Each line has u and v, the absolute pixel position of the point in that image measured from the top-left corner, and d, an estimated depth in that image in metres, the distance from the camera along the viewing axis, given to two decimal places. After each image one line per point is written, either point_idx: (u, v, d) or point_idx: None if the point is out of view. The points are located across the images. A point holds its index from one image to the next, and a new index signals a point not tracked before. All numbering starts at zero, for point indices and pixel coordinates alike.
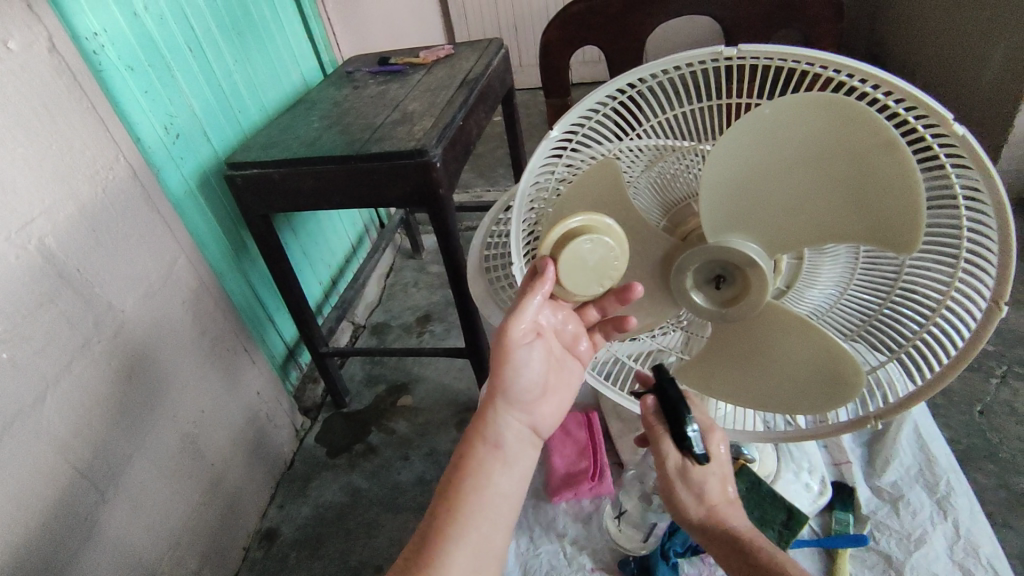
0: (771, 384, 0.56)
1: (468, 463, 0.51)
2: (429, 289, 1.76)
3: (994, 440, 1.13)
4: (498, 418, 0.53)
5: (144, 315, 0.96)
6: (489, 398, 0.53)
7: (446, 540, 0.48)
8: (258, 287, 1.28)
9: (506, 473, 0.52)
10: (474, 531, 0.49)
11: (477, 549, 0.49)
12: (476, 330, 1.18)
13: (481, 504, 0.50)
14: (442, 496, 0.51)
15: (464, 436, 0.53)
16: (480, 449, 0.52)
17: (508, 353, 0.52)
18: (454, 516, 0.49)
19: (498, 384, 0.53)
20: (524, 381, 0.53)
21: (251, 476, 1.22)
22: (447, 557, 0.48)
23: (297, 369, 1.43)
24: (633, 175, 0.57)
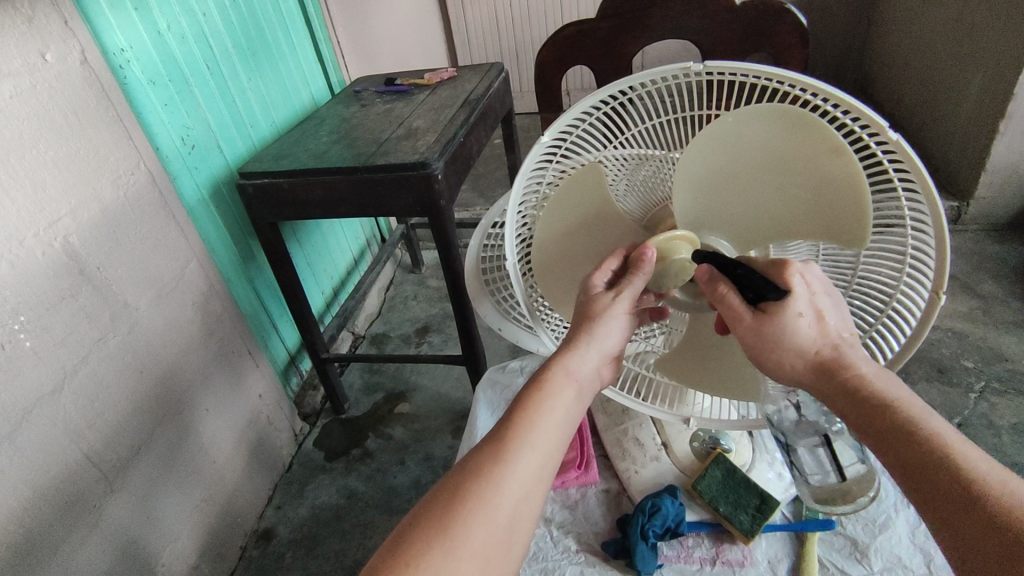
0: (741, 370, 0.63)
1: (544, 388, 0.55)
2: (428, 301, 1.81)
3: None
4: (576, 355, 0.57)
5: (156, 313, 1.00)
6: (572, 340, 0.58)
7: (518, 444, 0.51)
8: (263, 293, 1.32)
9: (572, 407, 0.56)
10: (541, 443, 0.52)
11: (541, 462, 0.51)
12: (473, 337, 1.22)
13: (545, 422, 0.53)
14: (516, 412, 0.54)
15: (541, 364, 0.58)
16: (558, 376, 0.56)
17: (592, 317, 0.57)
18: (524, 430, 0.52)
19: (588, 331, 0.57)
20: (605, 342, 0.58)
21: (250, 477, 1.25)
22: (514, 460, 0.50)
23: (298, 375, 1.47)
24: (617, 180, 0.63)
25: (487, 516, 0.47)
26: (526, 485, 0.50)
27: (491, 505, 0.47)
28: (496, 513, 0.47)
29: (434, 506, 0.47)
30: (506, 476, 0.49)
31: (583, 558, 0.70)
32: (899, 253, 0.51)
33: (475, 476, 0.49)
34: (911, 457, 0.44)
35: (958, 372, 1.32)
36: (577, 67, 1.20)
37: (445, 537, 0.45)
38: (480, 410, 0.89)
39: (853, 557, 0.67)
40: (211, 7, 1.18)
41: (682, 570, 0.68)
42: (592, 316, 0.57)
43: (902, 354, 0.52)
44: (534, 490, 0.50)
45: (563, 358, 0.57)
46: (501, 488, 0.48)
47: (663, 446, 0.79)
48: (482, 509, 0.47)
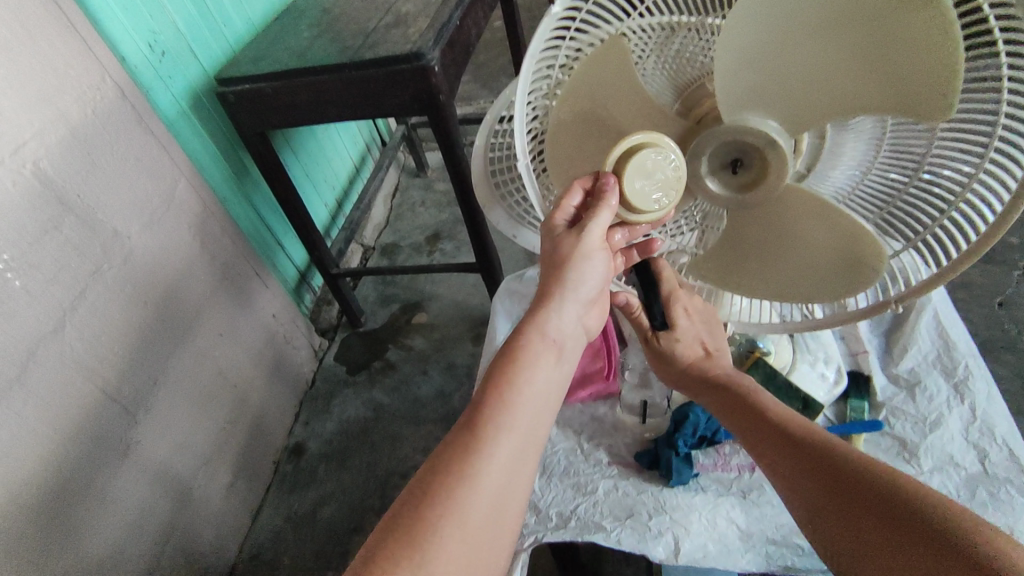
0: (792, 274, 0.56)
1: (521, 355, 0.51)
2: (437, 207, 1.73)
3: (1013, 331, 1.12)
4: (557, 309, 0.54)
5: (151, 241, 0.95)
6: (546, 294, 0.54)
7: (496, 423, 0.47)
8: (263, 210, 1.26)
9: (554, 368, 0.52)
10: (524, 415, 0.48)
11: (522, 444, 0.47)
12: (487, 244, 1.16)
13: (527, 393, 0.49)
14: (491, 384, 0.50)
15: (512, 330, 0.54)
16: (534, 339, 0.53)
17: (571, 260, 0.53)
18: (502, 407, 0.48)
19: (561, 281, 0.53)
20: (589, 280, 0.54)
21: (275, 396, 1.26)
22: (494, 437, 0.46)
23: (310, 292, 1.44)
24: (643, 58, 0.53)
25: (465, 509, 0.43)
26: (511, 460, 0.46)
27: (468, 498, 0.43)
28: (474, 506, 0.43)
29: (417, 486, 0.44)
30: (484, 460, 0.45)
31: (616, 470, 0.68)
32: (989, 128, 0.44)
33: (450, 465, 0.44)
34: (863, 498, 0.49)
35: (1002, 248, 1.25)
36: None
37: (420, 537, 0.41)
38: (499, 322, 0.84)
39: (902, 457, 0.63)
40: None
41: (720, 477, 0.66)
42: (571, 259, 0.52)
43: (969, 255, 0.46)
44: (520, 463, 0.47)
45: (536, 318, 0.53)
46: (483, 468, 0.44)
47: None
48: (460, 502, 0.43)
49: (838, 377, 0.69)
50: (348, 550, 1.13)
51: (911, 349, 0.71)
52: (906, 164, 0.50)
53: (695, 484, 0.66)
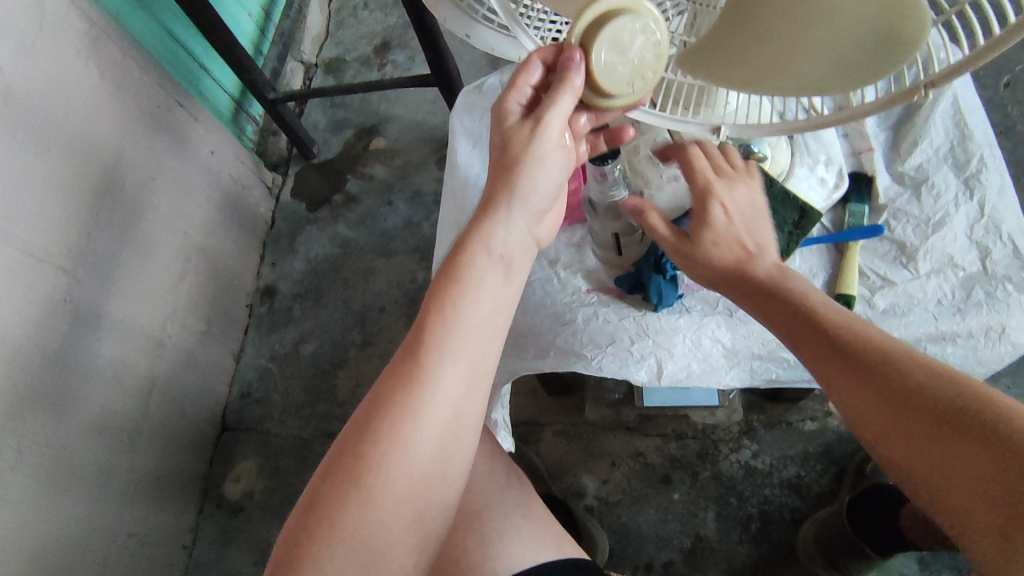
0: (813, 57, 0.46)
1: (462, 277, 0.49)
2: (383, 8, 1.49)
3: (1014, 114, 1.05)
4: (497, 223, 0.51)
5: (38, 75, 0.78)
6: (492, 202, 0.52)
7: (435, 355, 0.46)
8: (172, 25, 1.05)
9: (500, 289, 0.51)
10: (464, 350, 0.47)
11: (467, 373, 0.47)
12: (442, 51, 1.01)
13: (463, 327, 0.48)
14: (429, 311, 0.48)
15: (455, 243, 0.51)
16: (477, 257, 0.50)
17: (518, 167, 0.51)
18: (440, 338, 0.47)
19: (510, 187, 0.51)
20: (543, 181, 0.53)
21: (234, 240, 1.18)
22: (432, 377, 0.46)
23: (250, 123, 1.28)
24: None
25: (407, 445, 0.44)
26: (456, 395, 0.46)
27: (408, 435, 0.44)
28: (417, 441, 0.45)
29: (357, 422, 0.45)
30: (424, 394, 0.45)
31: (596, 298, 0.65)
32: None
33: (390, 400, 0.45)
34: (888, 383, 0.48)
35: None
36: None
37: (361, 474, 0.43)
38: (460, 142, 0.73)
39: (898, 263, 0.61)
40: None
41: (704, 296, 0.65)
42: (517, 163, 0.51)
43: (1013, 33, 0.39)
44: (466, 396, 0.47)
45: (478, 233, 0.51)
46: (420, 412, 0.45)
47: None
48: (400, 440, 0.44)
49: (839, 180, 0.63)
50: (335, 382, 1.16)
51: (921, 140, 0.64)
52: None
53: (680, 305, 0.64)
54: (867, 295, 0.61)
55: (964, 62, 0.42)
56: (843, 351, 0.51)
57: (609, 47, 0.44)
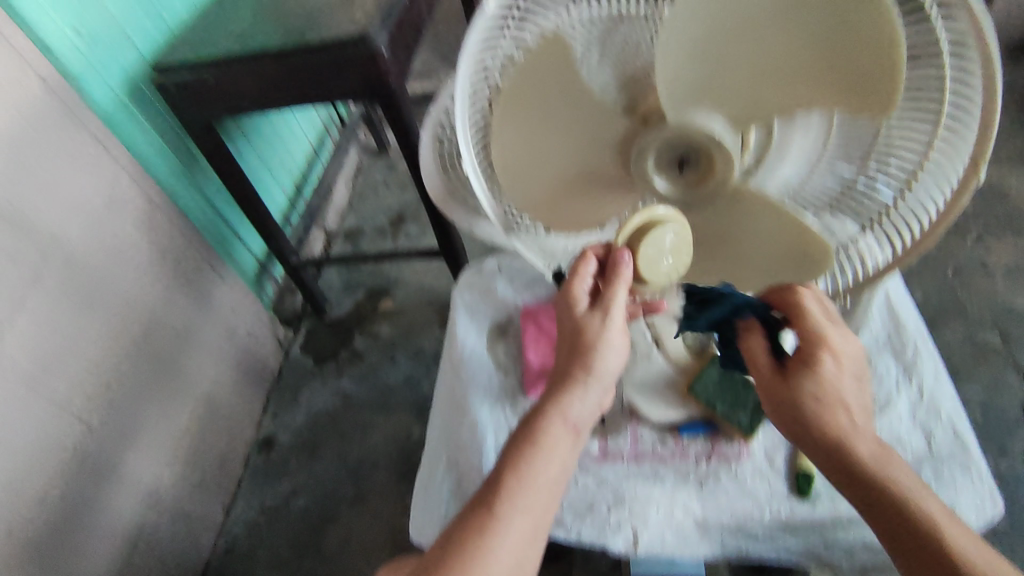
0: (745, 268, 0.57)
1: (539, 441, 0.54)
2: (401, 187, 1.70)
3: (965, 297, 1.15)
4: (572, 395, 0.55)
5: (93, 242, 0.90)
6: (567, 377, 0.56)
7: (509, 508, 0.50)
8: (216, 201, 1.21)
9: (568, 455, 0.55)
10: (533, 509, 0.51)
11: (533, 529, 0.50)
12: (449, 230, 1.15)
13: (536, 484, 0.52)
14: (507, 466, 0.53)
15: (534, 410, 0.56)
16: (553, 425, 0.54)
17: (591, 348, 0.55)
18: (513, 493, 0.51)
19: (587, 367, 0.55)
20: (613, 360, 0.56)
21: (240, 390, 1.24)
22: (500, 528, 0.49)
23: (272, 283, 1.41)
24: (586, 52, 0.50)
25: None
26: (520, 548, 0.49)
27: None
28: None
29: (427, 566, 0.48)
30: (493, 543, 0.48)
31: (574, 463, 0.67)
32: (936, 99, 0.44)
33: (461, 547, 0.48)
34: (906, 536, 0.47)
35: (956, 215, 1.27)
36: None
37: None
38: (459, 314, 0.81)
39: None
40: None
41: (678, 466, 0.66)
42: (586, 346, 0.55)
43: (935, 229, 0.47)
44: (527, 552, 0.50)
45: (558, 404, 0.55)
46: (488, 561, 0.48)
47: (654, 342, 0.73)
48: None
49: None
50: (322, 539, 1.14)
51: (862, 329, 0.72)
52: (855, 162, 0.50)
53: (653, 474, 0.66)
54: (826, 471, 0.63)
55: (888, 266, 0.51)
56: (881, 512, 0.48)
57: (651, 246, 0.51)
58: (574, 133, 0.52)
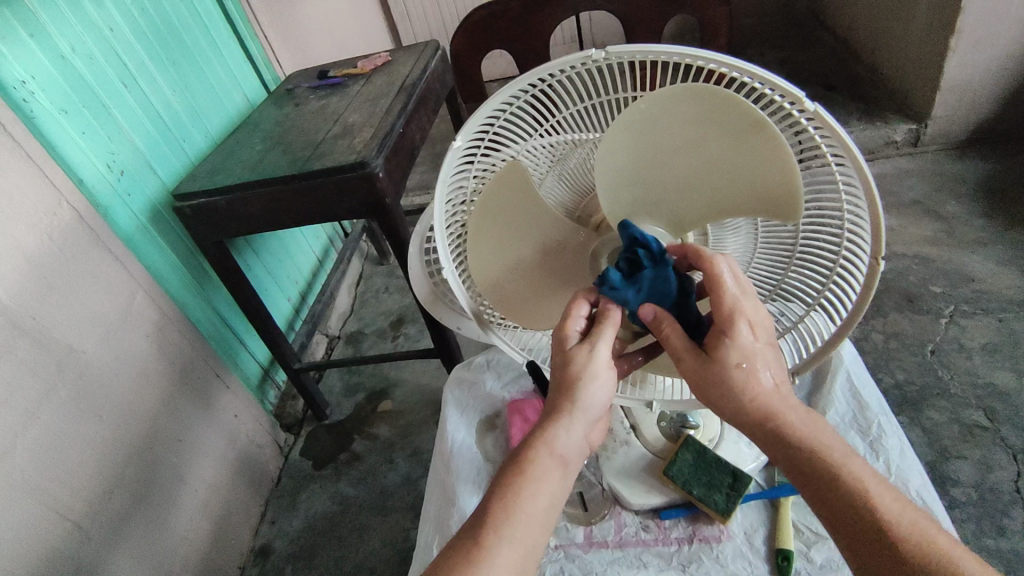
0: None
1: (526, 472, 0.52)
2: (400, 292, 1.78)
3: (946, 376, 1.18)
4: (560, 425, 0.53)
5: (107, 353, 0.96)
6: (555, 410, 0.54)
7: (496, 536, 0.49)
8: (223, 311, 1.29)
9: (556, 487, 0.53)
10: (522, 538, 0.49)
11: (520, 561, 0.49)
12: (443, 330, 1.21)
13: (524, 514, 0.50)
14: (494, 497, 0.51)
15: (521, 441, 0.55)
16: (540, 455, 0.53)
17: (578, 384, 0.53)
18: (500, 523, 0.49)
19: (572, 398, 0.54)
20: (598, 395, 0.54)
21: (239, 496, 1.24)
22: (486, 560, 0.47)
23: (274, 388, 1.45)
24: (542, 175, 0.61)
25: None
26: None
27: None
28: None
29: None
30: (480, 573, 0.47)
31: (563, 552, 0.69)
32: (835, 196, 0.50)
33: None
34: (851, 525, 0.47)
35: (927, 299, 1.33)
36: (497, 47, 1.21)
37: None
38: (450, 411, 0.86)
39: None
40: (116, 18, 1.11)
41: (660, 551, 0.67)
42: (574, 380, 0.54)
43: (846, 327, 0.52)
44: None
45: (545, 434, 0.53)
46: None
47: (633, 430, 0.78)
48: None
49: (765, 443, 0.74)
50: None
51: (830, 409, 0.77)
52: (779, 263, 0.58)
53: (638, 560, 0.67)
54: (804, 548, 0.65)
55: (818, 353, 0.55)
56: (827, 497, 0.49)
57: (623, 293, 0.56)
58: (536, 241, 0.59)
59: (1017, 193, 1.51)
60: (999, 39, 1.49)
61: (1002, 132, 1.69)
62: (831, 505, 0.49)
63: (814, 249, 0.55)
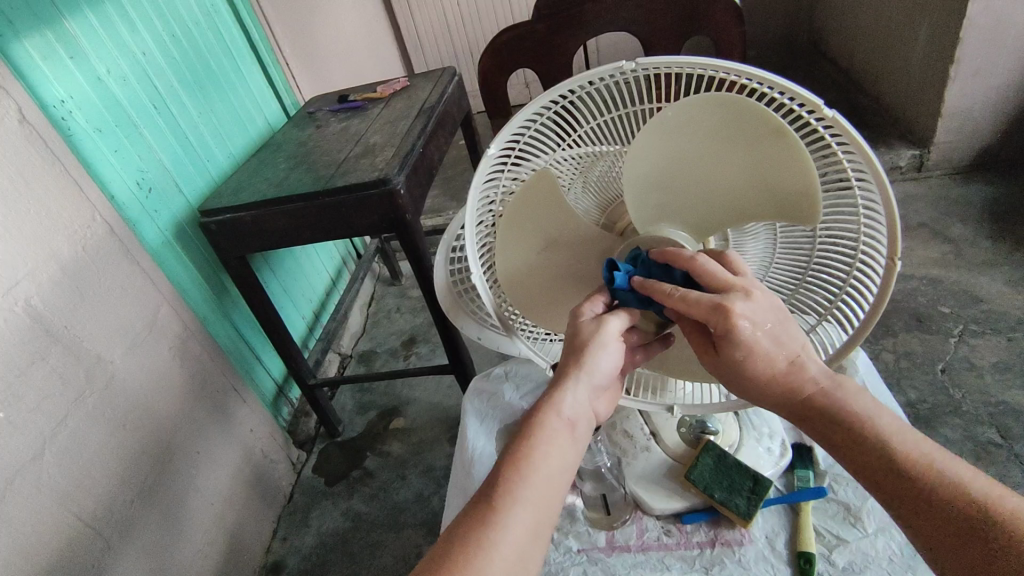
0: None
1: (537, 436, 0.54)
2: (412, 312, 1.81)
3: (958, 395, 1.19)
4: (568, 389, 0.56)
5: (132, 364, 0.98)
6: (560, 378, 0.56)
7: (509, 497, 0.50)
8: (242, 326, 1.31)
9: (566, 452, 0.54)
10: (535, 499, 0.50)
11: (533, 522, 0.49)
12: (458, 345, 1.22)
13: (536, 477, 0.51)
14: (506, 462, 0.52)
15: (530, 407, 0.56)
16: (549, 420, 0.55)
17: (584, 350, 0.56)
18: (514, 486, 0.50)
19: (580, 361, 0.56)
20: (605, 364, 0.57)
21: (252, 512, 1.24)
22: (502, 518, 0.49)
23: (288, 404, 1.46)
24: (570, 183, 0.65)
25: None
26: (521, 541, 0.48)
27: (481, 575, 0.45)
28: None
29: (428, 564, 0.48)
30: (496, 536, 0.48)
31: (585, 557, 0.70)
32: (853, 207, 0.52)
33: (465, 543, 0.47)
34: (886, 474, 0.52)
35: (937, 319, 1.35)
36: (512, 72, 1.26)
37: None
38: (469, 421, 0.88)
39: (848, 522, 0.68)
40: (150, 44, 1.16)
41: (682, 553, 0.68)
42: (582, 347, 0.56)
43: (857, 335, 0.54)
44: (531, 545, 0.49)
45: (551, 398, 0.55)
46: (493, 555, 0.47)
47: (653, 437, 0.80)
48: None
49: (783, 449, 0.75)
50: None
51: None
52: (798, 266, 0.60)
53: (660, 563, 0.68)
54: (825, 551, 0.66)
55: (831, 359, 0.57)
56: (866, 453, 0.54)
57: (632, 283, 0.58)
58: (560, 243, 0.62)
59: (1021, 217, 1.54)
60: (998, 68, 1.54)
61: (1004, 159, 1.72)
62: (867, 469, 0.53)
63: (831, 258, 0.57)
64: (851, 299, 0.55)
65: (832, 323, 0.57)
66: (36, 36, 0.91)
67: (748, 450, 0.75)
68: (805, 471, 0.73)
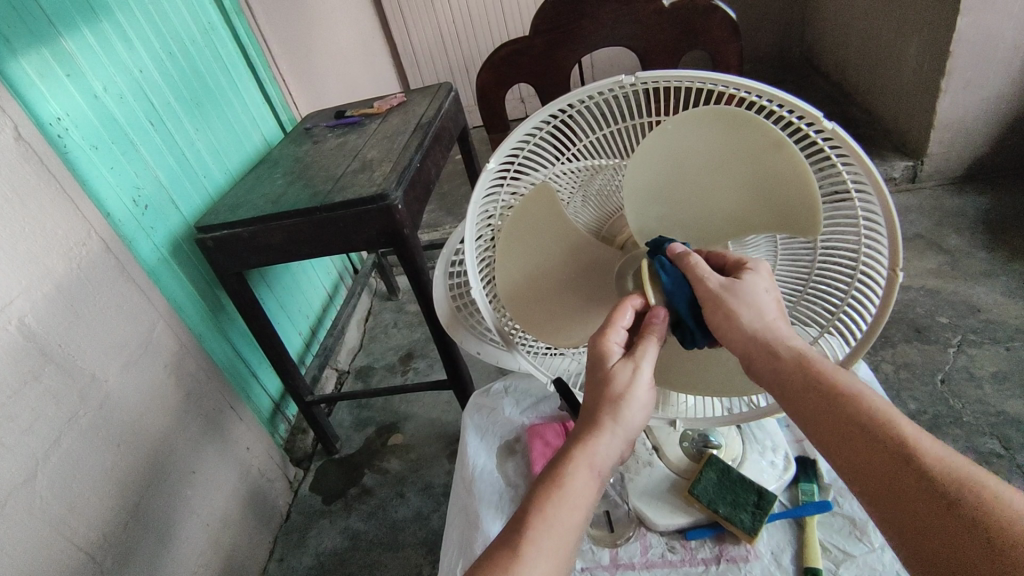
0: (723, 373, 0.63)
1: (564, 483, 0.52)
2: (409, 326, 1.80)
3: (958, 405, 1.19)
4: (602, 437, 0.54)
5: (127, 382, 0.96)
6: (595, 426, 0.55)
7: (533, 547, 0.49)
8: (238, 342, 1.30)
9: (591, 499, 0.53)
10: (557, 547, 0.50)
11: (554, 572, 0.49)
12: (457, 360, 1.21)
13: (561, 524, 0.50)
14: (529, 508, 0.51)
15: (559, 450, 0.55)
16: (579, 469, 0.53)
17: (619, 402, 0.55)
18: (537, 533, 0.50)
19: (616, 415, 0.55)
20: (637, 411, 0.56)
21: (249, 532, 1.22)
22: (525, 569, 0.48)
23: (284, 422, 1.45)
24: (571, 196, 0.65)
25: None
26: None
27: None
28: None
29: None
30: None
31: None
32: (853, 218, 0.52)
33: None
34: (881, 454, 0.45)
35: (935, 329, 1.35)
36: (509, 87, 1.27)
37: None
38: (470, 437, 0.87)
39: (854, 536, 0.67)
40: (147, 62, 1.17)
41: (688, 571, 0.67)
42: (616, 399, 0.55)
43: (861, 347, 0.53)
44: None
45: (585, 448, 0.54)
46: None
47: (655, 452, 0.79)
48: None
49: (786, 463, 0.74)
50: None
51: None
52: (799, 278, 0.60)
53: None
54: (832, 566, 0.65)
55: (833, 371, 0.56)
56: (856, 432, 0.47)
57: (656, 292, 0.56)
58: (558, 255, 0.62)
59: (1015, 227, 1.55)
60: (988, 80, 1.56)
61: (996, 170, 1.74)
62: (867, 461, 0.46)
63: (833, 269, 0.57)
64: (854, 311, 0.55)
65: (833, 336, 0.57)
66: (33, 55, 0.91)
67: (751, 464, 0.75)
68: (809, 486, 0.73)
